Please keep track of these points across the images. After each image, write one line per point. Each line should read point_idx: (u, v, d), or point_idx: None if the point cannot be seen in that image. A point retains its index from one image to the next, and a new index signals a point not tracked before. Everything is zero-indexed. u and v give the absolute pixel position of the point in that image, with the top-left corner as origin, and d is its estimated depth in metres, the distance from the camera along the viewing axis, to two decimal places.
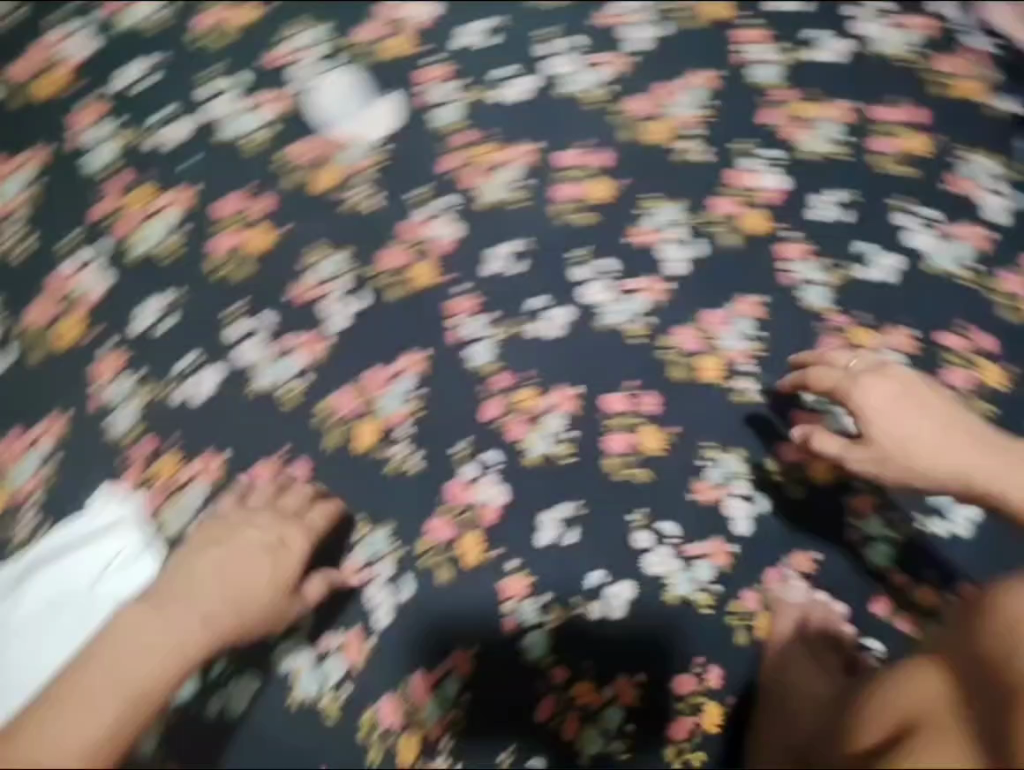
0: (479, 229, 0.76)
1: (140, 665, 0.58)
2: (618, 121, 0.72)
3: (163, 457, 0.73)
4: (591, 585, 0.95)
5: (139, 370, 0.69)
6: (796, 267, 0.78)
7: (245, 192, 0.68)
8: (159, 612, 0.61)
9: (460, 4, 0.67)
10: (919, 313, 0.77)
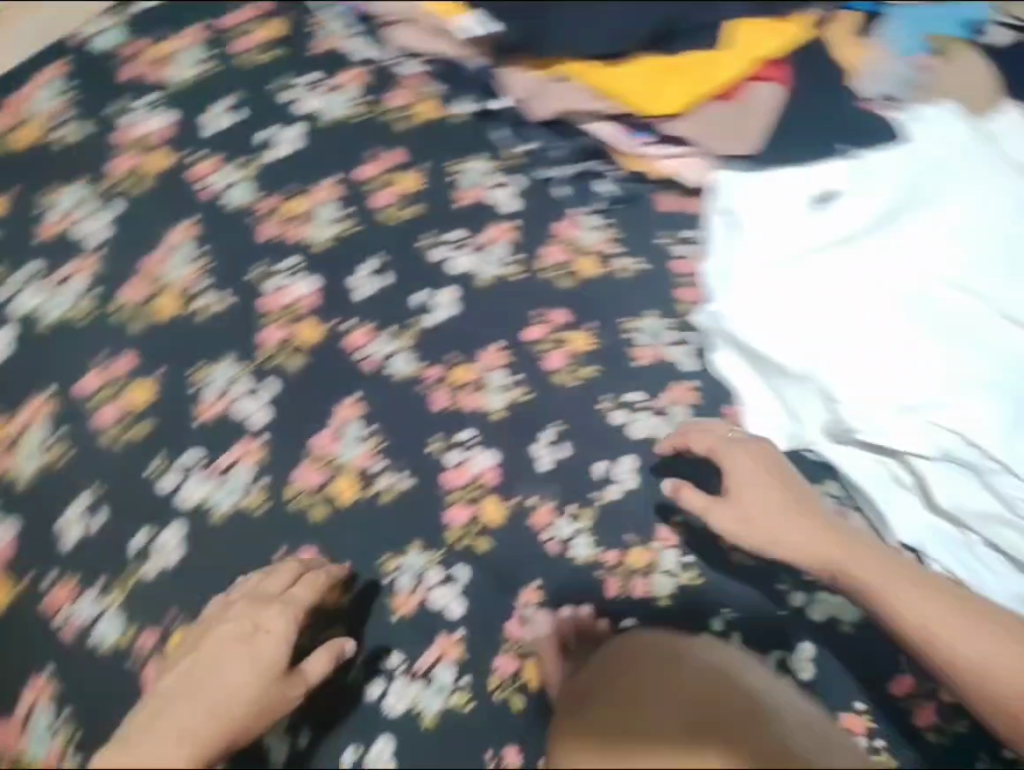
0: (331, 270, 0.92)
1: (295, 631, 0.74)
2: (389, 116, 0.96)
3: (170, 634, 0.81)
4: (599, 477, 0.92)
5: (94, 584, 0.80)
6: (604, 125, 0.96)
7: (102, 367, 0.84)
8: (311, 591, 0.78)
9: (197, 91, 0.93)
10: (710, 100, 0.94)
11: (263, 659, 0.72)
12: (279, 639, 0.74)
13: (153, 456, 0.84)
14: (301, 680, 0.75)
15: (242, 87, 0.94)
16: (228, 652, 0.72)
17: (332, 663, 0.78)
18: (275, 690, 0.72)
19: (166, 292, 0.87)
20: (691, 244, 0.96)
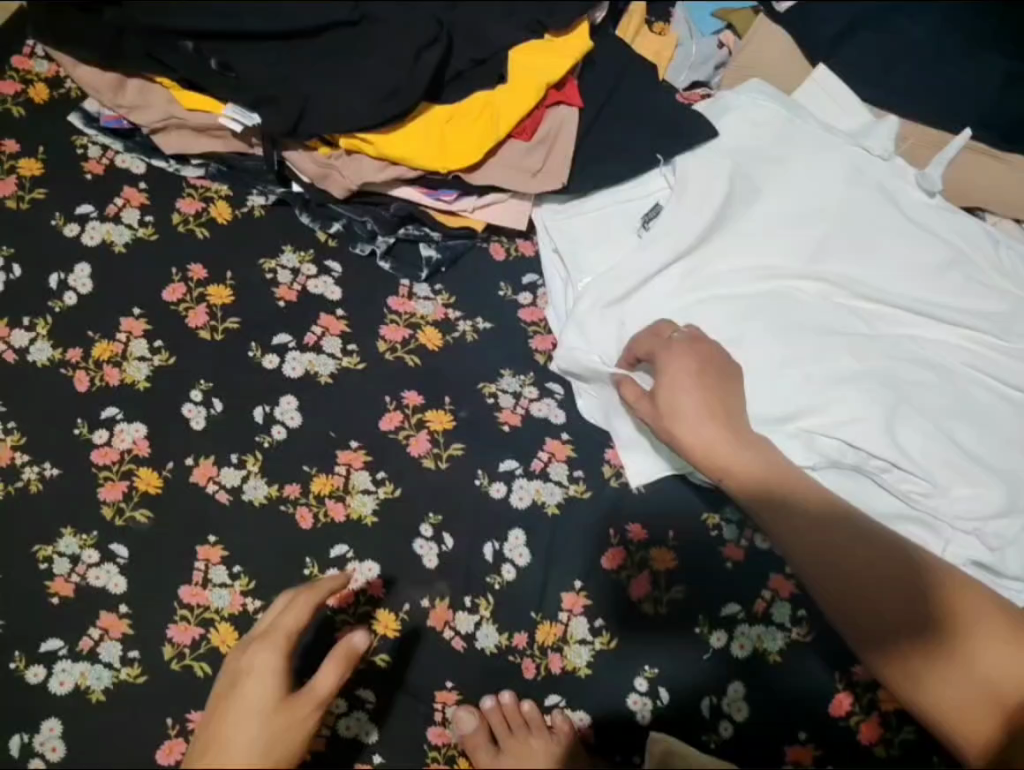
0: (151, 413, 0.86)
1: (261, 722, 0.66)
2: (181, 232, 0.94)
3: None
4: (492, 558, 0.84)
5: None
6: (405, 190, 0.93)
7: None
8: (263, 684, 0.68)
9: None
10: (504, 139, 0.90)
11: (258, 698, 0.67)
12: (265, 675, 0.68)
13: (11, 652, 0.77)
14: (312, 697, 0.68)
15: (8, 241, 0.92)
16: (231, 701, 0.67)
17: (344, 669, 0.70)
18: (281, 722, 0.66)
19: None
20: (535, 290, 0.94)
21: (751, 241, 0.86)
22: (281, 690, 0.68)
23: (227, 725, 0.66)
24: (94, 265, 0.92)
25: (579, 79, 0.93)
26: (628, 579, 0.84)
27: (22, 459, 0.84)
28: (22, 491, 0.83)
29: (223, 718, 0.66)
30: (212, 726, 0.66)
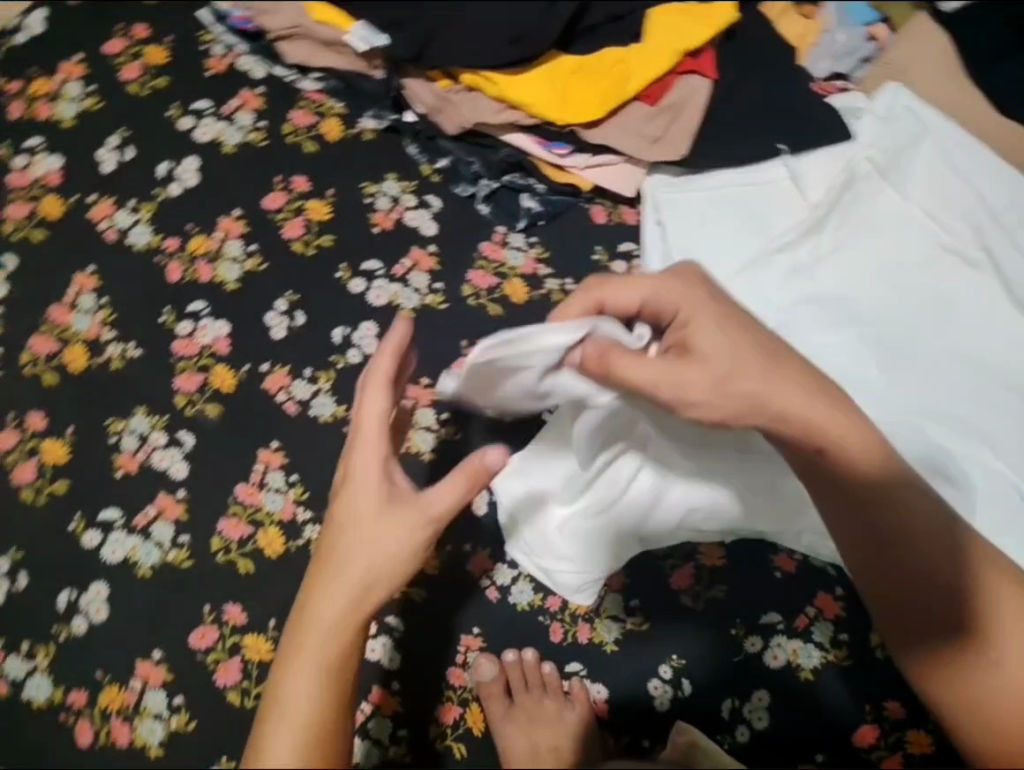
0: (238, 314, 0.88)
1: (371, 538, 0.62)
2: (294, 139, 0.95)
3: (99, 695, 0.75)
4: None
5: (20, 647, 0.77)
6: (518, 137, 0.92)
7: (11, 424, 0.84)
8: (371, 494, 0.62)
9: (96, 131, 0.95)
10: (630, 100, 0.89)
11: (366, 509, 0.62)
12: (372, 486, 0.63)
13: (72, 513, 0.81)
14: (424, 510, 0.62)
15: (126, 125, 0.95)
16: (346, 510, 0.63)
17: (467, 486, 0.62)
18: (388, 533, 0.62)
19: (73, 343, 0.87)
20: (630, 259, 0.91)
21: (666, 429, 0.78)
22: (387, 501, 0.62)
23: (338, 543, 0.62)
24: (203, 160, 0.94)
25: (716, 52, 0.92)
26: (671, 567, 0.83)
27: (109, 335, 0.87)
28: (104, 366, 0.86)
29: (333, 535, 0.63)
30: (328, 543, 0.63)
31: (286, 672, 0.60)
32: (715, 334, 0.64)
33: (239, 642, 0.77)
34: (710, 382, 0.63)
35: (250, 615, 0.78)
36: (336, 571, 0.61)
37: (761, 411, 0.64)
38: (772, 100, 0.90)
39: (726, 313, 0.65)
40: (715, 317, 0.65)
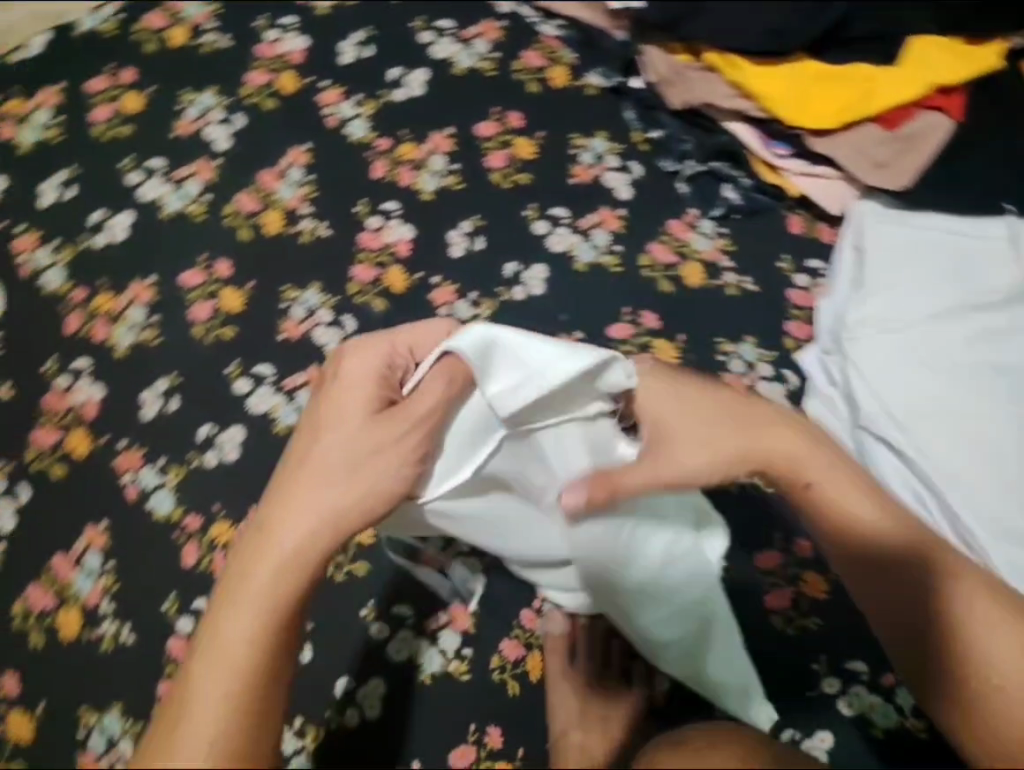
0: (425, 224, 0.92)
1: (353, 438, 0.63)
2: (522, 77, 0.97)
3: (212, 527, 0.81)
4: None
5: (156, 460, 0.84)
6: (740, 128, 0.92)
7: (200, 266, 0.91)
8: (351, 401, 0.64)
9: (345, 25, 1.00)
10: (867, 117, 0.87)
11: (352, 413, 0.64)
12: (357, 388, 0.65)
13: (231, 358, 0.88)
14: (409, 420, 0.64)
15: (373, 27, 1.00)
16: (325, 425, 0.64)
17: (448, 384, 0.67)
18: (374, 436, 0.63)
19: (273, 208, 0.93)
20: (815, 277, 0.90)
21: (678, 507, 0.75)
22: (373, 408, 0.65)
23: (316, 442, 0.63)
24: (431, 75, 0.97)
25: (968, 97, 0.89)
26: (770, 585, 0.82)
27: (306, 210, 0.93)
28: (295, 236, 0.92)
29: (309, 436, 0.64)
30: (300, 446, 0.64)
31: (231, 602, 0.57)
32: (695, 447, 0.68)
33: None
34: (699, 445, 0.68)
35: None
36: (309, 472, 0.62)
37: (749, 464, 0.69)
38: (1013, 157, 0.86)
39: (685, 410, 0.69)
40: (683, 413, 0.69)
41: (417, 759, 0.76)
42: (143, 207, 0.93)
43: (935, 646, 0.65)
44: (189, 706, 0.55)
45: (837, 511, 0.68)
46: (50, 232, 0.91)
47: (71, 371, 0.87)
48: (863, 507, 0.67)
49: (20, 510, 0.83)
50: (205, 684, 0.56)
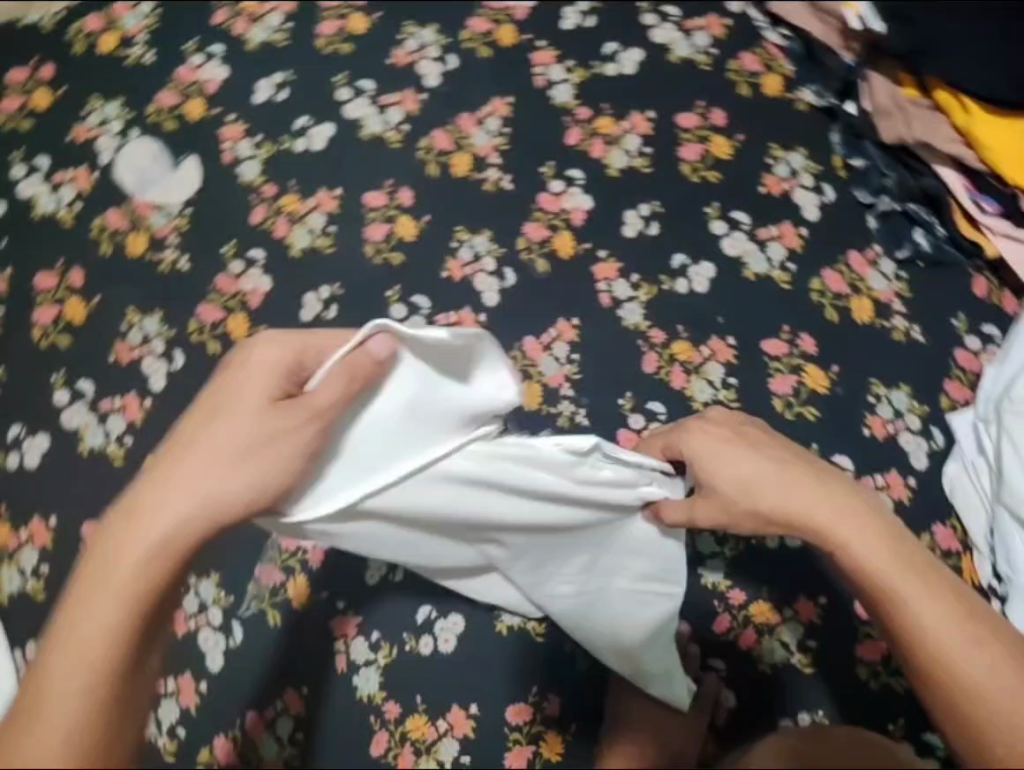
0: (604, 200, 0.93)
1: (239, 435, 0.59)
2: (736, 77, 0.96)
3: None
4: None
5: None
6: (952, 175, 0.90)
7: (384, 191, 0.94)
8: (242, 396, 0.60)
9: None
10: None
11: (245, 409, 0.60)
12: (250, 382, 0.60)
13: (394, 284, 0.92)
14: (311, 412, 0.61)
15: None
16: (226, 405, 0.60)
17: (351, 383, 0.62)
18: (262, 434, 0.59)
19: (465, 152, 0.95)
20: (987, 342, 0.88)
21: (647, 544, 0.77)
22: (267, 403, 0.60)
23: (204, 436, 0.59)
24: (646, 57, 0.97)
25: None
26: (863, 635, 0.84)
27: (495, 160, 0.95)
28: (479, 182, 0.94)
29: (196, 429, 0.59)
30: (183, 439, 0.59)
31: (93, 597, 0.54)
32: (733, 482, 0.70)
33: None
34: (730, 496, 0.71)
35: None
36: (187, 471, 0.57)
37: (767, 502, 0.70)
38: None
39: (727, 444, 0.72)
40: (717, 449, 0.72)
41: (475, 702, 0.84)
42: (346, 124, 0.96)
43: (930, 671, 0.64)
44: (44, 703, 0.53)
45: (838, 542, 0.67)
46: (254, 126, 0.96)
47: (243, 259, 0.92)
48: (857, 538, 0.67)
49: (170, 374, 0.89)
50: (61, 680, 0.53)
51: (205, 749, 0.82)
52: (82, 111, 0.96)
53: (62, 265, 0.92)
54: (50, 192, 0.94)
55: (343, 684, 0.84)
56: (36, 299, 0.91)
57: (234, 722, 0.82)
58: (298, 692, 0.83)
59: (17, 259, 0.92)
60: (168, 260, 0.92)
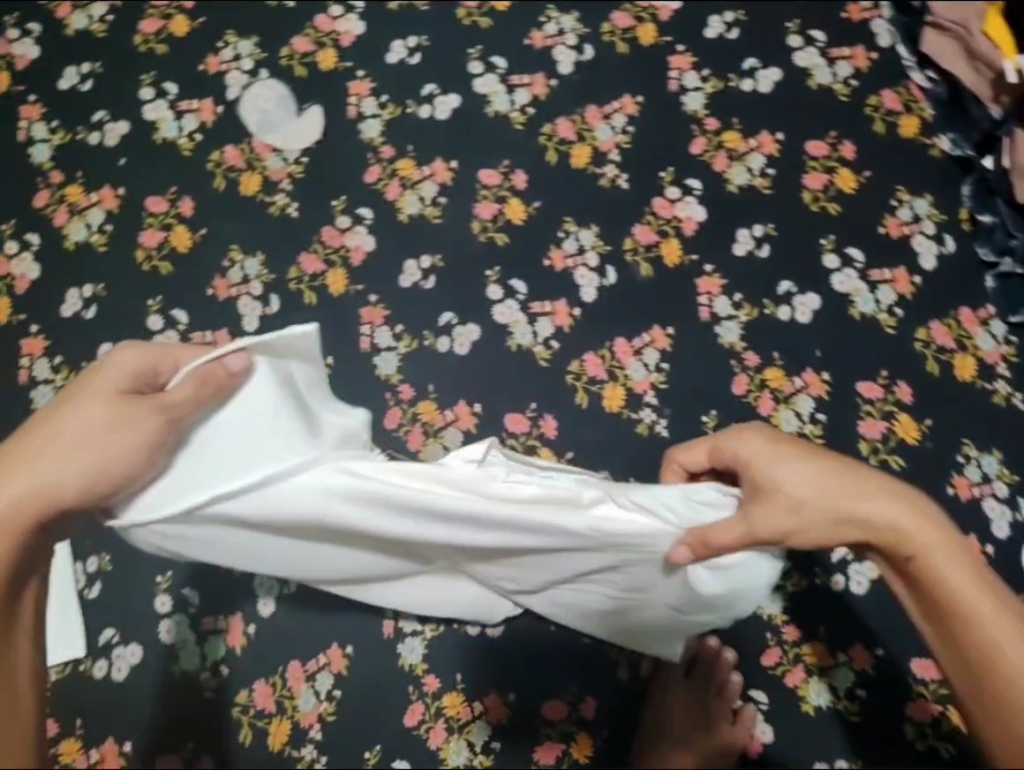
0: (718, 214, 0.92)
1: (91, 431, 0.57)
2: (872, 113, 0.94)
3: (420, 403, 0.88)
4: (836, 559, 0.87)
5: (397, 326, 0.90)
6: None
7: (500, 170, 0.94)
8: (100, 391, 0.58)
9: None
10: None
11: (99, 403, 0.58)
12: (111, 379, 0.59)
13: (495, 264, 0.91)
14: (160, 409, 0.57)
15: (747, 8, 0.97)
16: (78, 397, 0.59)
17: (205, 389, 0.57)
18: (111, 430, 0.57)
19: (586, 144, 0.94)
20: None
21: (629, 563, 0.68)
22: (122, 398, 0.58)
23: (61, 425, 0.58)
24: (784, 78, 0.95)
25: None
26: (915, 694, 0.83)
27: (616, 157, 0.94)
28: (596, 177, 0.94)
29: (56, 416, 0.58)
30: (46, 425, 0.59)
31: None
32: (789, 495, 0.63)
33: (537, 447, 0.86)
34: (785, 510, 0.63)
35: (562, 433, 0.87)
36: (50, 457, 0.58)
37: (831, 509, 0.62)
38: None
39: (780, 447, 0.64)
40: (773, 454, 0.64)
41: (513, 692, 0.84)
42: (473, 97, 0.95)
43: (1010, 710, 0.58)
44: None
45: (921, 549, 0.61)
46: (382, 85, 0.96)
47: (351, 215, 0.92)
48: (939, 551, 0.60)
49: (264, 318, 0.89)
50: None
51: (244, 691, 0.83)
52: (217, 43, 0.97)
53: (173, 192, 0.93)
54: (173, 118, 0.95)
55: (387, 651, 0.84)
56: (144, 221, 0.92)
57: (274, 670, 0.83)
58: (342, 650, 0.84)
59: (132, 179, 0.93)
60: (278, 204, 0.92)
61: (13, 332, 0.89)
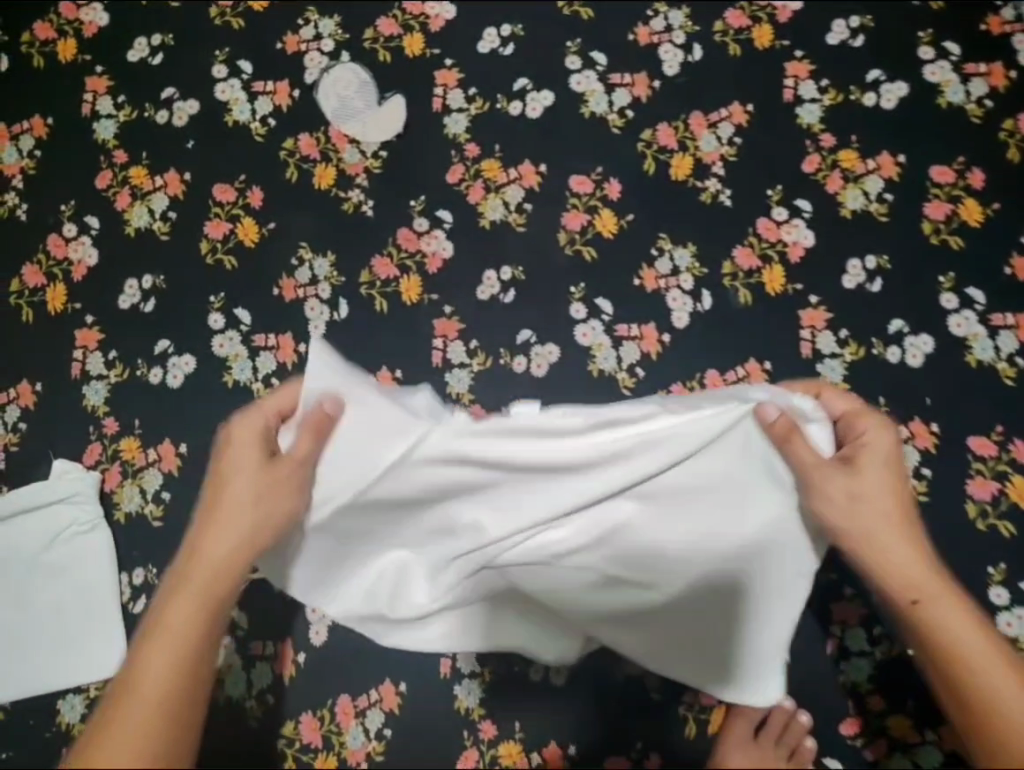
0: (827, 241, 0.85)
1: (251, 483, 0.65)
2: (1008, 139, 0.85)
3: None
4: None
5: (472, 341, 0.83)
6: None
7: (593, 177, 0.87)
8: (243, 451, 0.66)
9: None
10: None
11: (245, 467, 0.65)
12: (250, 441, 0.66)
13: (580, 281, 0.85)
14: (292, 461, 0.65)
15: (875, 13, 0.89)
16: (229, 460, 0.66)
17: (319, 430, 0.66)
18: (263, 483, 0.65)
19: (689, 154, 0.87)
20: None
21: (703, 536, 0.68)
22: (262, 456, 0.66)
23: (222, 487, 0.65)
24: (910, 94, 0.87)
25: None
26: None
27: (720, 170, 0.86)
28: (696, 191, 0.86)
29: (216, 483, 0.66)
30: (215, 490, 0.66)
31: (167, 602, 0.61)
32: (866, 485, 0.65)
33: None
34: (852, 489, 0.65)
35: None
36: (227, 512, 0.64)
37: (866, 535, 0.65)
38: None
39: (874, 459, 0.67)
40: (879, 456, 0.66)
41: (572, 744, 0.79)
42: (568, 95, 0.88)
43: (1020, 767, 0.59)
44: (131, 686, 0.56)
45: (923, 608, 0.64)
46: (470, 76, 0.88)
47: (429, 218, 0.86)
48: (944, 603, 0.63)
49: (331, 324, 0.83)
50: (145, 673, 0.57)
51: (290, 722, 0.79)
52: (298, 21, 0.90)
53: (242, 180, 0.87)
54: (246, 100, 0.88)
55: (442, 690, 0.79)
56: (210, 211, 0.86)
57: (324, 700, 0.79)
58: (395, 687, 0.79)
59: (199, 165, 0.87)
60: (352, 201, 0.86)
61: (68, 321, 0.84)
